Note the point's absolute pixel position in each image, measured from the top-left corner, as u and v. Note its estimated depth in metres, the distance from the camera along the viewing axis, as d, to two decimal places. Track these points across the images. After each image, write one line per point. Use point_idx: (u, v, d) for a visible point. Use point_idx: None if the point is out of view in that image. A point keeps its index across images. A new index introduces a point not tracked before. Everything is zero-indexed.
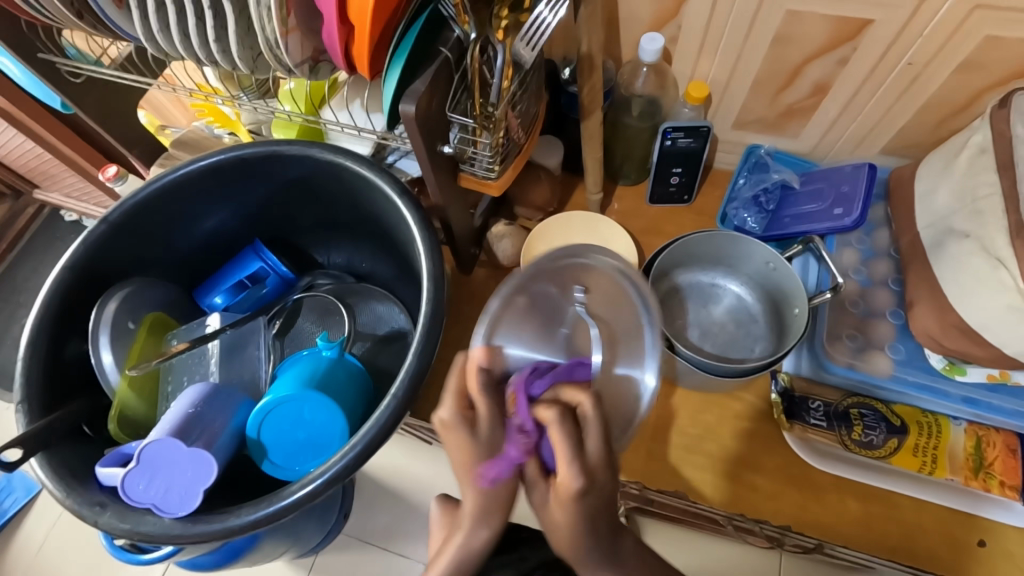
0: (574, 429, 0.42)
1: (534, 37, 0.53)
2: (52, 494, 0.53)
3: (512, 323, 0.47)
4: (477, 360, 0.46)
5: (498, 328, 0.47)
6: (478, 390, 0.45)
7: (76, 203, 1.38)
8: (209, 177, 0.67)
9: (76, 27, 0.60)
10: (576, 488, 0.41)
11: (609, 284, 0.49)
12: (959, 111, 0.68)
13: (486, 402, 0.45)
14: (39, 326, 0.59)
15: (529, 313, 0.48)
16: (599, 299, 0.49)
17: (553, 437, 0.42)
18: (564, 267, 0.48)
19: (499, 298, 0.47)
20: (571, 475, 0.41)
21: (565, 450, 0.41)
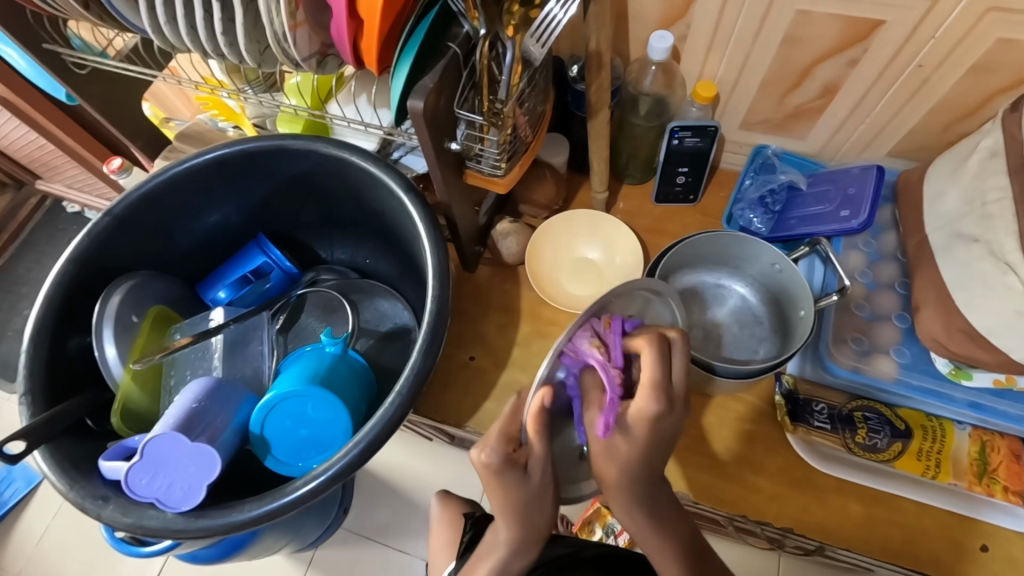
0: (663, 350, 0.46)
1: (544, 34, 0.53)
2: (55, 486, 0.53)
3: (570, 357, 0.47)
4: (542, 399, 0.44)
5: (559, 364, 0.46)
6: (537, 434, 0.45)
7: (79, 195, 1.38)
8: (214, 170, 0.67)
9: (81, 18, 0.60)
10: (653, 410, 0.45)
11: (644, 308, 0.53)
12: (969, 114, 0.67)
13: (543, 442, 0.45)
14: (42, 318, 0.59)
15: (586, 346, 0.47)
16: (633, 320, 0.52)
17: (646, 359, 0.46)
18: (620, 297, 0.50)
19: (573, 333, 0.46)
20: (650, 398, 0.45)
21: (656, 371, 0.45)
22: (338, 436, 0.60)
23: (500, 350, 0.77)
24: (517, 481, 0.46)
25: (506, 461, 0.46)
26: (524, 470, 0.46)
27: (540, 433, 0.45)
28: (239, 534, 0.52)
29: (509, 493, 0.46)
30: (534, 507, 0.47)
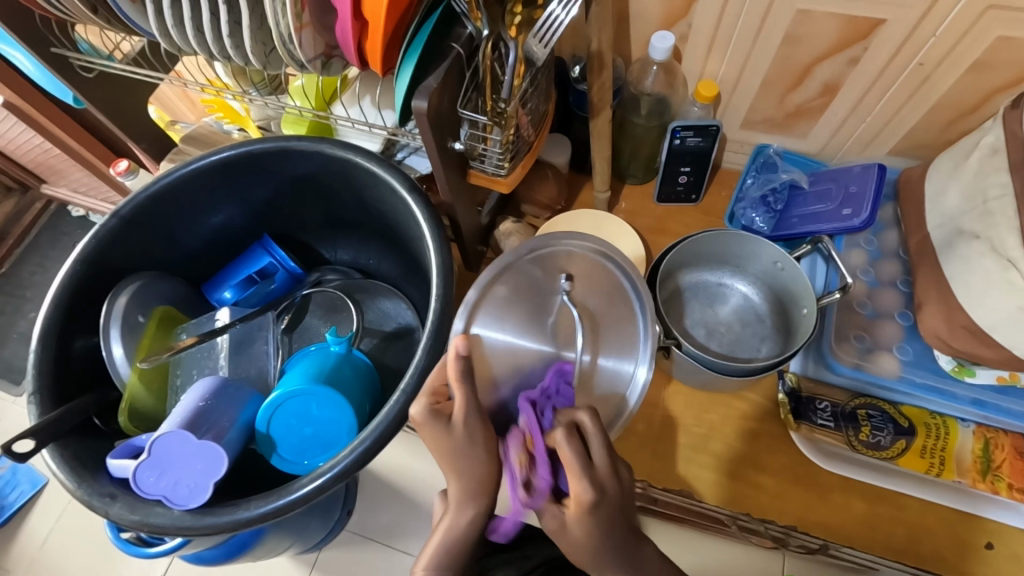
0: (582, 442, 0.46)
1: (546, 35, 0.53)
2: (64, 485, 0.53)
3: (494, 308, 0.56)
4: (457, 347, 0.50)
5: (478, 313, 0.55)
6: (456, 380, 0.50)
7: (83, 199, 1.38)
8: (219, 172, 0.67)
9: (89, 21, 0.60)
10: (585, 498, 0.44)
11: (593, 274, 0.58)
12: (969, 112, 0.67)
13: (461, 391, 0.50)
14: (51, 319, 0.59)
15: (510, 300, 0.56)
16: (578, 283, 0.57)
17: (564, 455, 0.45)
18: (544, 258, 0.57)
19: (477, 288, 0.56)
20: (581, 489, 0.44)
21: (575, 464, 0.44)
22: (342, 435, 0.60)
23: None
24: (440, 424, 0.50)
25: (432, 408, 0.50)
26: (449, 421, 0.50)
27: (463, 396, 0.49)
28: (245, 532, 0.52)
29: (436, 441, 0.49)
30: (462, 459, 0.49)
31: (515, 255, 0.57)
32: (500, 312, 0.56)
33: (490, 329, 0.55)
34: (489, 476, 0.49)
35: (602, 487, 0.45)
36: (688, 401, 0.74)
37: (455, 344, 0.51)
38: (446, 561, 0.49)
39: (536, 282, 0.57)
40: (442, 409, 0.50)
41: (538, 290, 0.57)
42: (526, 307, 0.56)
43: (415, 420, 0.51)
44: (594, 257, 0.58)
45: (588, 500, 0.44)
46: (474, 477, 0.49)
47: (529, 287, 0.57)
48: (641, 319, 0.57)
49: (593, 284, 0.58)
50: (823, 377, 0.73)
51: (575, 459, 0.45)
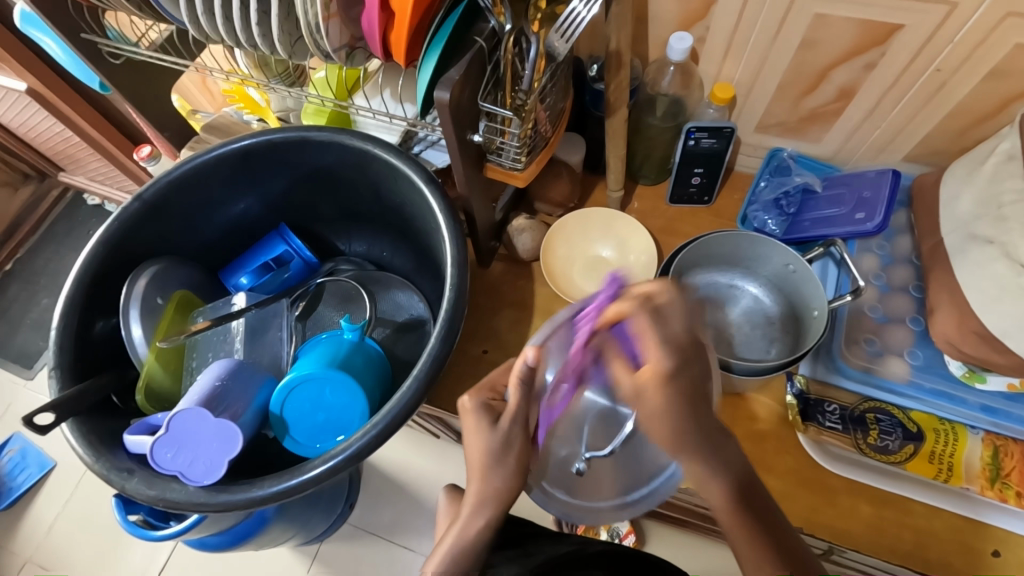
0: (655, 314, 0.43)
1: (569, 30, 0.54)
2: (81, 459, 0.54)
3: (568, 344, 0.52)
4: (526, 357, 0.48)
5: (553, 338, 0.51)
6: (517, 385, 0.49)
7: (99, 188, 1.40)
8: (239, 159, 0.68)
9: (122, 9, 0.62)
10: (665, 365, 0.43)
11: None
12: (985, 119, 0.68)
13: (518, 397, 0.50)
14: (73, 298, 0.61)
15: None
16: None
17: (639, 326, 0.43)
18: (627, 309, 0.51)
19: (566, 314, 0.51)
20: (659, 357, 0.43)
21: (651, 336, 0.43)
22: (355, 420, 0.61)
23: (514, 344, 0.78)
24: (486, 425, 0.50)
25: (485, 402, 0.52)
26: (496, 420, 0.50)
27: (519, 387, 0.49)
28: (258, 511, 0.53)
29: (477, 440, 0.50)
30: (492, 466, 0.49)
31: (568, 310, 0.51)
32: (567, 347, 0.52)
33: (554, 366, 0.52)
34: (514, 485, 0.50)
35: (658, 387, 0.43)
36: None
37: (524, 353, 0.49)
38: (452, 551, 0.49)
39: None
40: (495, 406, 0.51)
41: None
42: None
43: (466, 412, 0.52)
44: None
45: (661, 367, 0.43)
46: (492, 479, 0.49)
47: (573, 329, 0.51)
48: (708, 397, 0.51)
49: None
50: (831, 380, 0.73)
51: (649, 329, 0.43)
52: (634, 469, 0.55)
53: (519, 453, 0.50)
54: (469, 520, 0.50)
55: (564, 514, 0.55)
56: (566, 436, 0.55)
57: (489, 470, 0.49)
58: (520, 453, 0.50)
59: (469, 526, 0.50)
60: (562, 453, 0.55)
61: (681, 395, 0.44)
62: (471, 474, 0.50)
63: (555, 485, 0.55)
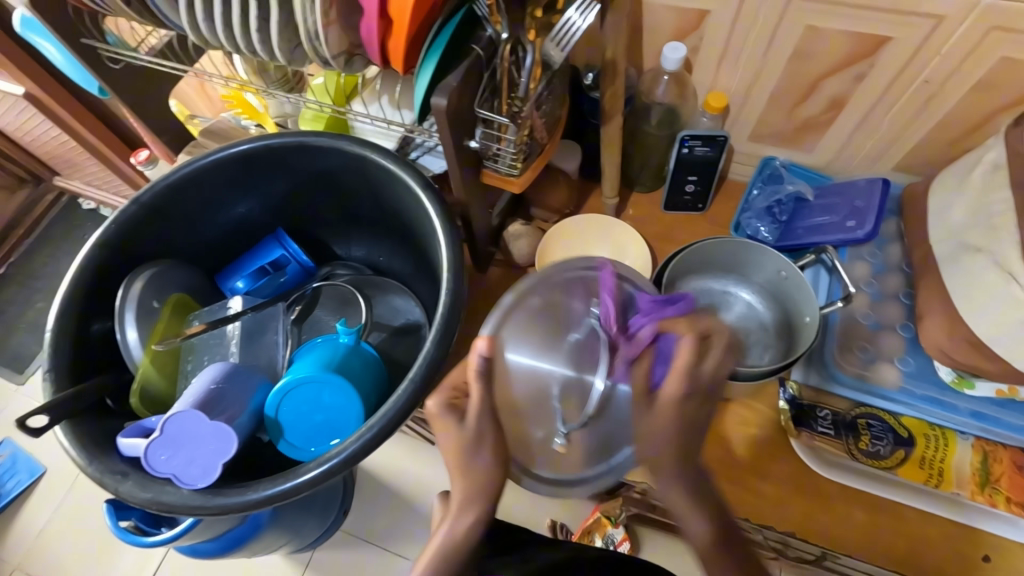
0: (700, 346, 0.47)
1: (564, 39, 0.55)
2: (74, 461, 0.54)
3: (516, 327, 0.55)
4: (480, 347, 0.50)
5: (505, 322, 0.55)
6: (476, 377, 0.50)
7: (95, 192, 1.40)
8: (238, 164, 0.68)
9: (122, 14, 0.62)
10: (681, 392, 0.46)
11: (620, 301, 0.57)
12: (972, 131, 0.69)
13: (480, 390, 0.50)
14: (69, 300, 0.61)
15: (537, 314, 0.56)
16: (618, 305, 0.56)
17: (681, 349, 0.47)
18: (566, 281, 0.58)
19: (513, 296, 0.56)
20: (680, 383, 0.46)
21: (683, 364, 0.46)
22: (350, 423, 0.61)
23: None
24: (453, 423, 0.50)
25: (447, 403, 0.51)
26: (462, 417, 0.50)
27: (479, 377, 0.49)
28: (252, 514, 0.53)
29: (448, 436, 0.50)
30: (467, 458, 0.49)
31: (581, 263, 0.59)
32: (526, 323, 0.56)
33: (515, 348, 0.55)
34: (494, 480, 0.50)
35: (670, 409, 0.47)
36: None
37: (476, 343, 0.50)
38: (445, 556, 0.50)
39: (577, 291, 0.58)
40: (458, 405, 0.51)
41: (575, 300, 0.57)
42: (554, 323, 0.56)
43: (431, 415, 0.51)
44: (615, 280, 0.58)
45: (678, 394, 0.46)
46: (473, 475, 0.49)
47: (619, 304, 0.56)
48: None
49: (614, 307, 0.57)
50: (826, 387, 0.73)
51: (687, 360, 0.46)
52: (612, 433, 0.55)
53: (493, 446, 0.50)
54: (454, 518, 0.50)
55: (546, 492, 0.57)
56: (537, 415, 0.55)
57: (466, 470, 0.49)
58: (495, 444, 0.50)
59: (456, 526, 0.50)
60: (539, 434, 0.55)
61: (688, 423, 0.47)
62: (451, 473, 0.50)
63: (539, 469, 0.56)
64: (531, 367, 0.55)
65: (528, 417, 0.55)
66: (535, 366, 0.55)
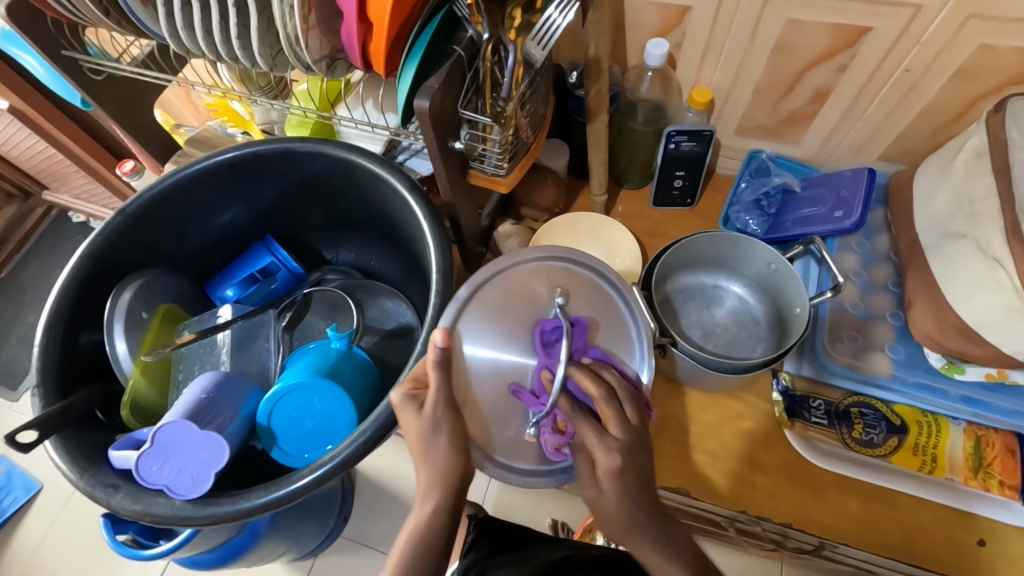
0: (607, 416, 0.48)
1: (545, 37, 0.55)
2: (66, 476, 0.54)
3: (479, 315, 0.54)
4: (436, 340, 0.50)
5: (465, 312, 0.54)
6: (434, 369, 0.50)
7: (84, 205, 1.40)
8: (223, 172, 0.68)
9: (102, 25, 0.62)
10: (614, 465, 0.47)
11: (592, 296, 0.55)
12: (955, 118, 0.69)
13: (440, 385, 0.50)
14: (57, 313, 0.60)
15: (498, 305, 0.54)
16: (574, 301, 0.55)
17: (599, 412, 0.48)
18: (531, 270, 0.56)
19: (472, 287, 0.54)
20: (608, 455, 0.47)
21: (593, 437, 0.47)
22: (343, 428, 0.61)
23: None
24: (412, 411, 0.50)
25: (409, 394, 0.51)
26: (422, 405, 0.50)
27: (437, 368, 0.50)
28: (248, 521, 0.53)
29: (409, 427, 0.50)
30: (428, 444, 0.49)
31: (547, 251, 0.56)
32: (487, 312, 0.54)
33: (477, 339, 0.53)
34: (457, 467, 0.50)
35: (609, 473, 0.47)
36: (687, 400, 0.75)
37: (434, 335, 0.50)
38: (419, 554, 0.49)
39: (546, 283, 0.55)
40: (419, 395, 0.51)
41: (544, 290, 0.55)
42: (520, 316, 0.54)
43: (394, 405, 0.52)
44: (583, 273, 0.56)
45: (614, 465, 0.47)
46: (439, 465, 0.50)
47: (583, 293, 0.55)
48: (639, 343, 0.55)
49: (586, 301, 0.55)
50: (821, 378, 0.73)
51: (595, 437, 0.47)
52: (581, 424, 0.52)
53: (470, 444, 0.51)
54: (419, 508, 0.50)
55: (504, 479, 0.55)
56: (505, 404, 0.54)
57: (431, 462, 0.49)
58: (454, 433, 0.50)
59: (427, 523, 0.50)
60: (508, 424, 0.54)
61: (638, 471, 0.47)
62: (414, 460, 0.50)
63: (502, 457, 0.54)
64: (492, 359, 0.53)
65: (488, 409, 0.54)
66: (498, 358, 0.53)
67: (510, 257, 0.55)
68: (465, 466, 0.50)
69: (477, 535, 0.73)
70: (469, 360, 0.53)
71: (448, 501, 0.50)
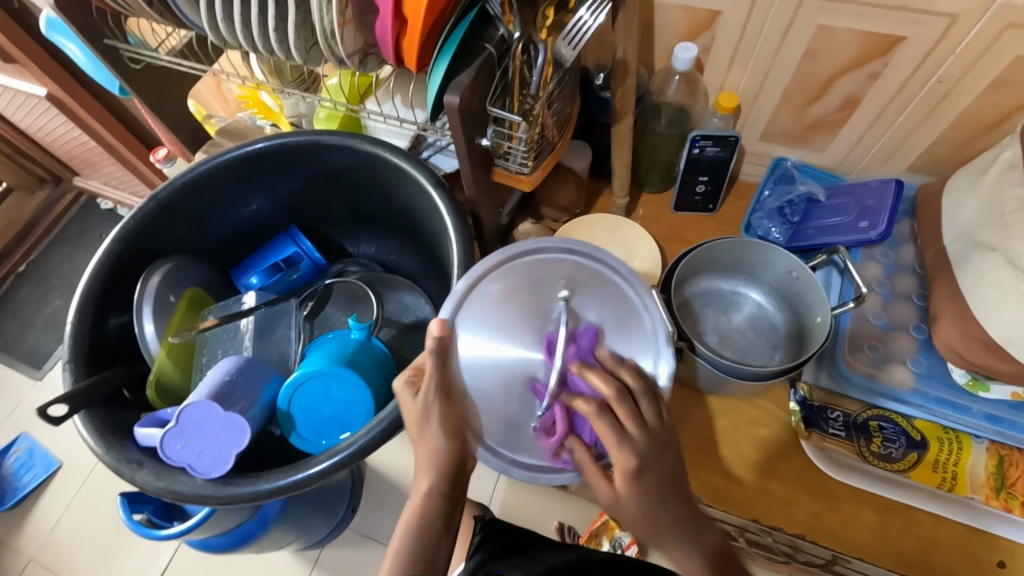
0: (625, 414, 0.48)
1: (575, 38, 0.56)
2: (92, 450, 0.55)
3: (481, 305, 0.54)
4: (432, 329, 0.52)
5: (466, 304, 0.55)
6: (431, 356, 0.52)
7: (113, 192, 1.43)
8: (253, 162, 0.70)
9: (145, 14, 0.64)
10: (630, 466, 0.48)
11: (606, 292, 0.54)
12: (987, 130, 0.68)
13: (436, 371, 0.52)
14: (89, 293, 0.62)
15: (504, 298, 0.54)
16: (581, 297, 0.53)
17: (598, 428, 0.48)
18: (539, 265, 0.55)
19: (476, 279, 0.55)
20: (624, 457, 0.47)
21: (612, 439, 0.47)
22: (360, 417, 0.62)
23: None
24: (408, 397, 0.53)
25: (408, 380, 0.54)
26: (417, 392, 0.53)
27: (433, 356, 0.52)
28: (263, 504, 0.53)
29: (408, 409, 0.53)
30: (423, 426, 0.52)
31: (556, 245, 0.55)
32: (491, 306, 0.54)
33: (477, 333, 0.53)
34: (456, 454, 0.52)
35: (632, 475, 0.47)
36: (702, 405, 0.75)
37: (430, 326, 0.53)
38: (419, 535, 0.51)
39: (548, 275, 0.54)
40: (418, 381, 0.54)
41: (548, 282, 0.54)
42: (523, 304, 0.54)
43: (395, 392, 0.54)
44: (593, 268, 0.55)
45: (631, 467, 0.47)
46: (434, 447, 0.52)
47: (594, 288, 0.54)
48: (657, 340, 0.53)
49: (597, 297, 0.54)
50: (840, 389, 0.72)
51: (612, 436, 0.47)
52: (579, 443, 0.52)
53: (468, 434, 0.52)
54: (416, 487, 0.53)
55: (506, 472, 0.53)
56: (508, 399, 0.53)
57: (429, 447, 0.52)
58: (446, 419, 0.52)
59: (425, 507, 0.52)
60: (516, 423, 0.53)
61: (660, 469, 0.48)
62: (413, 441, 0.53)
63: (502, 443, 0.53)
64: (495, 344, 0.53)
65: (488, 393, 0.53)
66: (500, 344, 0.53)
67: (508, 251, 0.55)
68: (462, 453, 0.53)
69: (482, 537, 0.72)
70: (467, 350, 0.53)
71: (445, 486, 0.52)
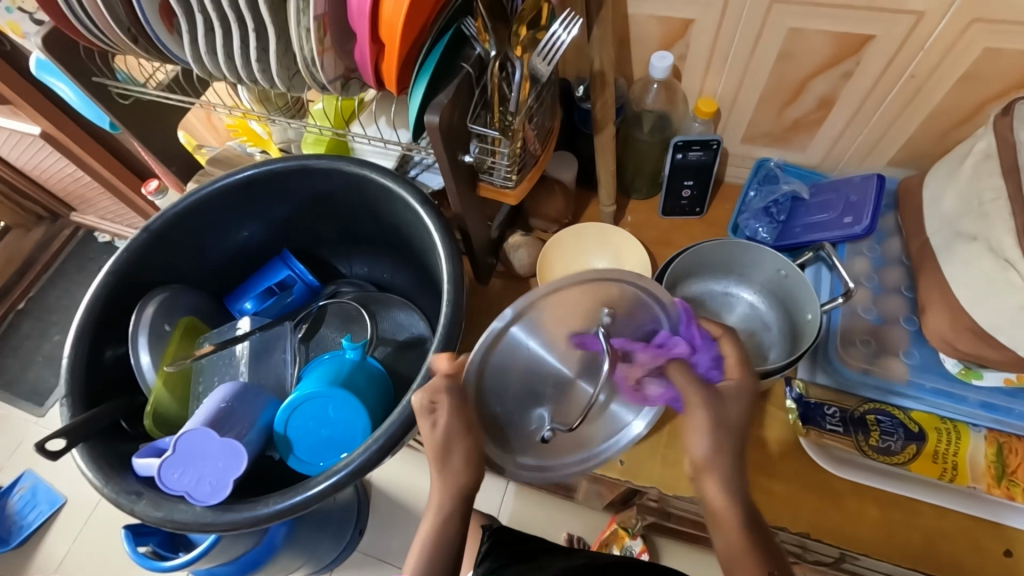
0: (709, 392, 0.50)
1: (550, 53, 0.57)
2: (91, 483, 0.56)
3: (517, 334, 0.45)
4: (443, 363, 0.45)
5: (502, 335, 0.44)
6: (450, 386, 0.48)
7: (110, 225, 1.45)
8: (243, 189, 0.71)
9: (130, 52, 0.65)
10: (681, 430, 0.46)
11: (641, 315, 0.48)
12: (963, 121, 0.69)
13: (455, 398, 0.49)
14: (84, 326, 0.63)
15: (541, 324, 0.45)
16: (620, 318, 0.48)
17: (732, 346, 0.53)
18: (586, 294, 0.44)
19: (519, 306, 0.43)
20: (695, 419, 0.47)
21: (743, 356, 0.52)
22: (356, 437, 0.62)
23: None
24: (427, 423, 0.50)
25: (428, 404, 0.50)
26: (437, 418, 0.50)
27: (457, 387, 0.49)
28: (265, 527, 0.54)
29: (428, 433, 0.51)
30: (444, 457, 0.50)
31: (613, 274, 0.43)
32: (527, 330, 0.45)
33: (508, 356, 0.47)
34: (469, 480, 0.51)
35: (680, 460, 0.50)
36: None
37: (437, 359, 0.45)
38: (431, 560, 0.51)
39: (582, 304, 0.45)
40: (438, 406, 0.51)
41: (584, 308, 0.46)
42: (557, 328, 0.46)
43: (415, 408, 0.51)
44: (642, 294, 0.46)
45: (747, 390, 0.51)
46: (452, 478, 0.51)
47: (635, 304, 0.47)
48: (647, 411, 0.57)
49: (631, 319, 0.48)
50: (849, 389, 0.73)
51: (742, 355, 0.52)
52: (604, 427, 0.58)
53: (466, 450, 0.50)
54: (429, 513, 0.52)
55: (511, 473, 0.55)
56: (524, 407, 0.51)
57: (443, 472, 0.51)
58: (467, 452, 0.50)
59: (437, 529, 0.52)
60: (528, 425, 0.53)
61: None
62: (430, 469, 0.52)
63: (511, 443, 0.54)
64: (524, 363, 0.48)
65: (507, 398, 0.50)
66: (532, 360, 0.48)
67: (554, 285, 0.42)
68: (476, 479, 0.52)
69: (491, 545, 0.73)
70: (492, 372, 0.47)
71: (457, 511, 0.52)
